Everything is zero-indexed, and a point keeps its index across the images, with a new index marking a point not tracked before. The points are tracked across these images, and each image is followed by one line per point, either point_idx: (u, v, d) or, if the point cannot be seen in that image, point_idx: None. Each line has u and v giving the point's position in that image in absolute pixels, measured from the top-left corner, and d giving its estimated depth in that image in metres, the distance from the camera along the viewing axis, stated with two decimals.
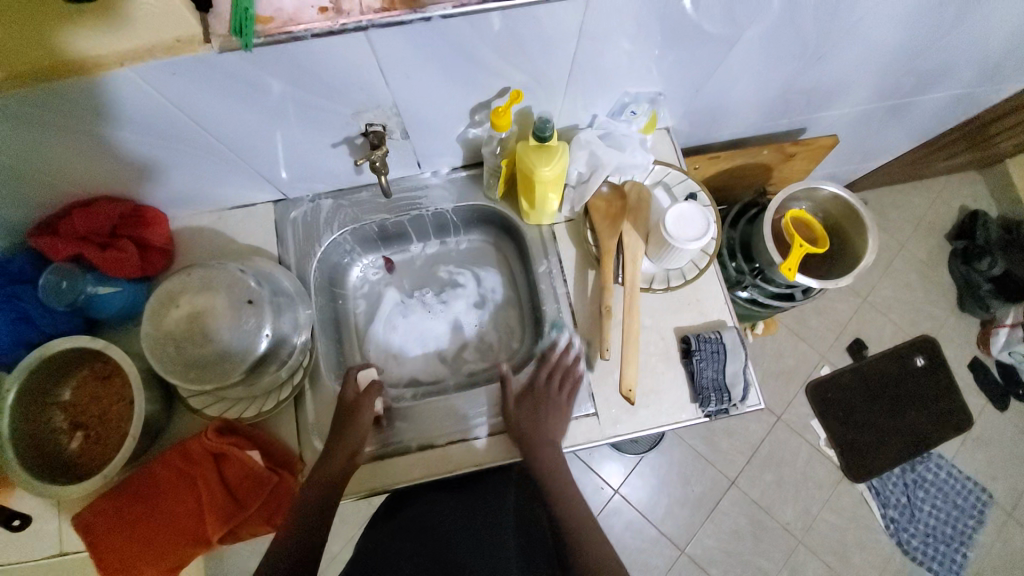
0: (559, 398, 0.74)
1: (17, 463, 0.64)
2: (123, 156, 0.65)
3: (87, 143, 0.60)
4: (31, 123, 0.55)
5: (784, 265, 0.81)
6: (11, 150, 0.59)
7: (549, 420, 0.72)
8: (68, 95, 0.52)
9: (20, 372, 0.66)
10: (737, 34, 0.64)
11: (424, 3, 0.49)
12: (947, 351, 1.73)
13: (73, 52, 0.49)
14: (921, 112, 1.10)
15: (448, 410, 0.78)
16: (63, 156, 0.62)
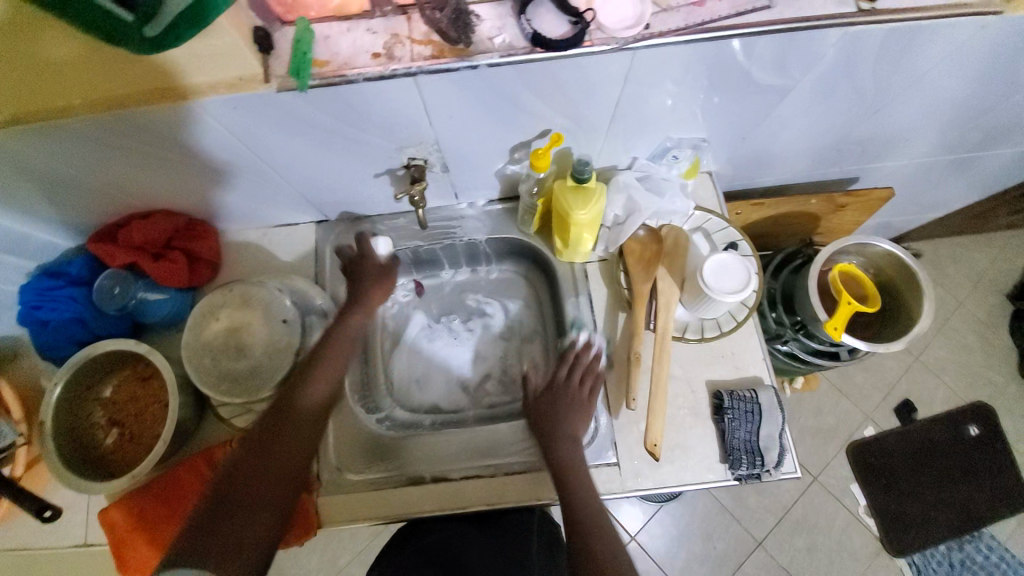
0: (580, 397, 0.69)
1: (54, 454, 0.67)
2: (188, 180, 0.70)
3: (150, 164, 0.65)
4: (102, 145, 0.60)
5: (829, 324, 0.77)
6: (83, 168, 0.64)
7: (571, 417, 0.68)
8: (137, 121, 0.56)
9: (65, 368, 0.70)
10: (789, 85, 0.63)
11: (473, 52, 0.50)
12: (1008, 421, 1.59)
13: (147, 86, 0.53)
14: (986, 167, 1.03)
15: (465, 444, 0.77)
16: (128, 174, 0.67)
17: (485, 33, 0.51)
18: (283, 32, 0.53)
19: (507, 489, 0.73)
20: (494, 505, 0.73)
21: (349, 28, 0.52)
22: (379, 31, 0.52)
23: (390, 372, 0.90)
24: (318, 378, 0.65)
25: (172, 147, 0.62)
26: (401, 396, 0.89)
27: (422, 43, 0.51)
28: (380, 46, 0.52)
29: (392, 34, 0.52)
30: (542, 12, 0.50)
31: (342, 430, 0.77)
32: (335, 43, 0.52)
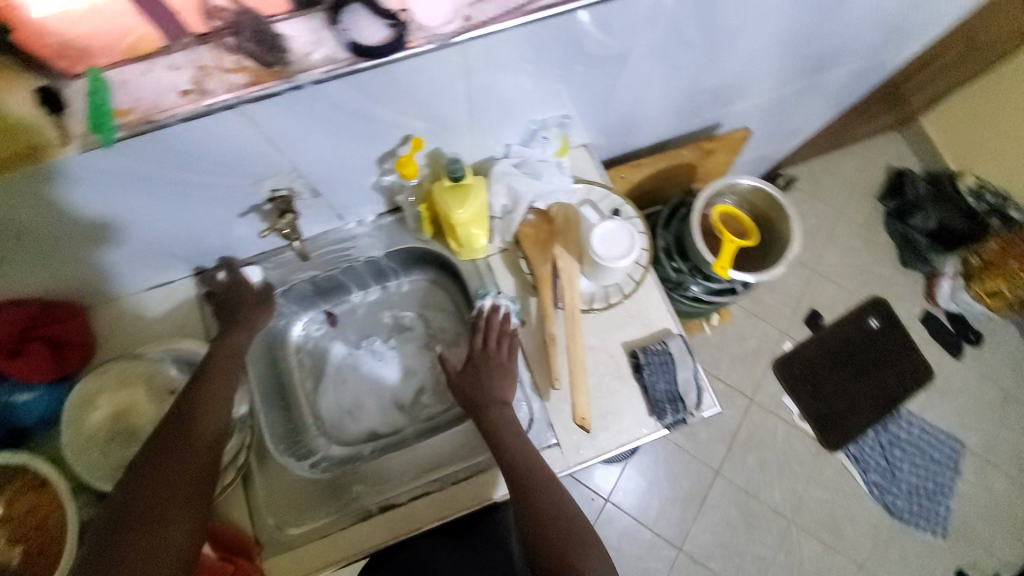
0: (501, 358, 0.73)
1: None
2: (26, 270, 0.64)
3: None
4: None
5: (717, 264, 0.83)
6: None
7: (496, 385, 0.71)
8: None
9: None
10: (625, 51, 0.65)
11: (292, 72, 0.48)
12: (899, 308, 1.80)
13: None
14: (828, 90, 1.15)
15: (408, 461, 0.76)
16: None
17: (300, 50, 0.49)
18: (72, 87, 0.47)
19: (460, 497, 0.72)
20: (448, 517, 0.72)
21: (149, 68, 0.48)
22: (184, 66, 0.48)
23: (318, 410, 0.85)
24: (211, 398, 0.63)
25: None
26: (334, 432, 0.85)
27: (234, 70, 0.48)
28: (189, 81, 0.48)
29: (200, 67, 0.48)
30: (356, 19, 0.49)
31: (273, 485, 0.72)
32: (137, 86, 0.48)
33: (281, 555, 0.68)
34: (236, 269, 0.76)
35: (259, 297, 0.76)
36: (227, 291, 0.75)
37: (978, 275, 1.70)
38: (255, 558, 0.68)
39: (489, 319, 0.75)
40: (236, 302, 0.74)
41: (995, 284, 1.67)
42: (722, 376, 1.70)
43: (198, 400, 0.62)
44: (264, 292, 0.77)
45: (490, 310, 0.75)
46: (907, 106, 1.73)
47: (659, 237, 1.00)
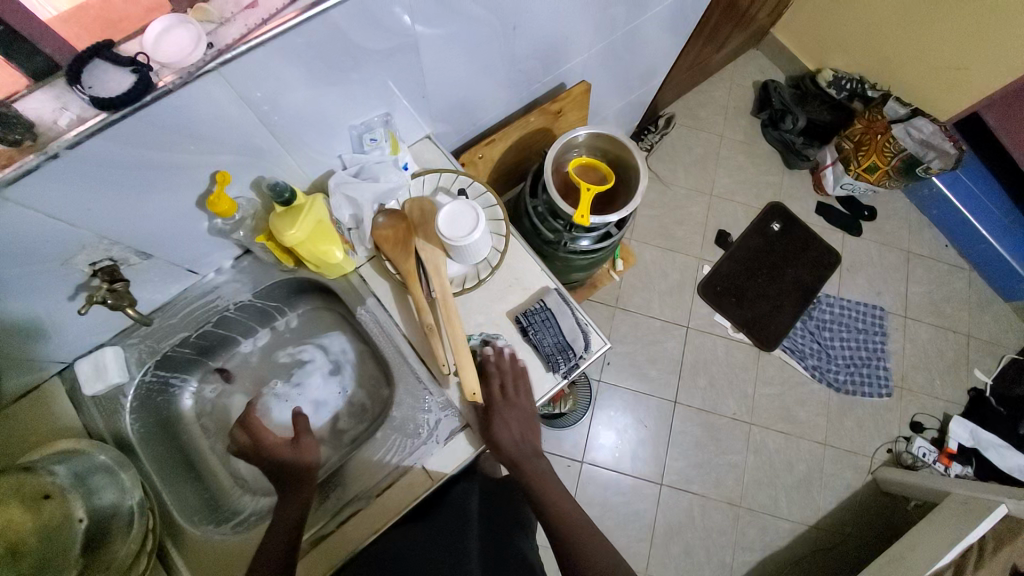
0: (519, 401, 0.75)
1: None
2: None
3: None
4: None
5: (578, 214, 0.88)
6: None
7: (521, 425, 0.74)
8: None
9: None
10: (413, 40, 0.67)
11: (43, 143, 0.47)
12: (795, 206, 1.93)
13: None
14: (657, 29, 1.21)
15: (362, 467, 0.78)
16: None
17: (49, 119, 0.47)
18: None
19: (388, 508, 0.73)
20: (377, 531, 0.72)
21: None
22: None
23: (235, 467, 0.84)
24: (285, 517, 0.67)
25: None
26: (257, 484, 0.84)
27: None
28: None
29: None
30: (94, 74, 0.47)
31: (194, 556, 0.71)
32: None
33: None
34: (252, 421, 0.74)
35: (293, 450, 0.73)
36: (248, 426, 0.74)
37: (854, 157, 1.76)
38: None
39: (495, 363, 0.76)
40: (261, 436, 0.73)
41: (872, 161, 1.73)
42: (656, 314, 1.76)
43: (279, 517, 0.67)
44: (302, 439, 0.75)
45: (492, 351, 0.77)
46: (752, 21, 1.84)
47: (531, 205, 1.03)
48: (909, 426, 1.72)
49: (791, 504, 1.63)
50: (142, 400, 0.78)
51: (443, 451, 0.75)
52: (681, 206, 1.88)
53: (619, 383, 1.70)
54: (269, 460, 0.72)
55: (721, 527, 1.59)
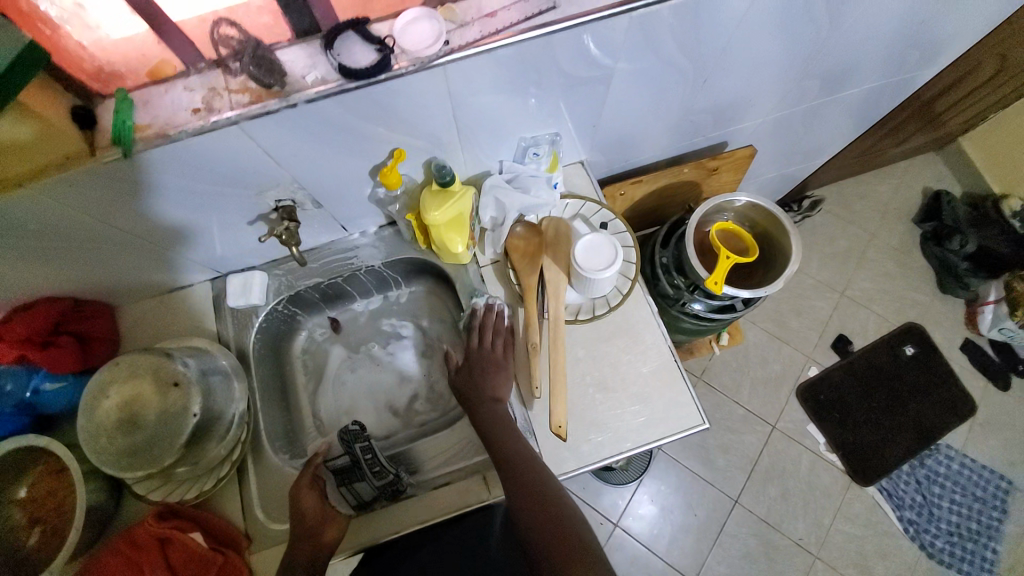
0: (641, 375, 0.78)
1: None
2: (81, 266, 0.72)
3: (37, 263, 0.68)
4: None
5: (710, 279, 0.83)
6: None
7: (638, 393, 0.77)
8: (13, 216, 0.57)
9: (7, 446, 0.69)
10: (608, 73, 0.68)
11: (288, 92, 0.53)
12: (937, 335, 1.69)
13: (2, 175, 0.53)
14: (843, 110, 1.12)
15: (460, 489, 0.74)
16: (26, 279, 0.70)
17: (298, 73, 0.54)
18: (104, 105, 0.54)
19: (410, 520, 0.71)
20: (426, 523, 0.71)
21: (167, 90, 0.54)
22: (197, 88, 0.54)
23: (317, 410, 0.91)
24: (303, 538, 0.67)
25: (63, 236, 0.64)
26: (330, 429, 0.90)
27: (239, 91, 0.54)
28: (200, 101, 0.54)
29: (210, 89, 0.54)
30: (345, 44, 0.54)
31: (265, 480, 0.76)
32: (155, 106, 0.54)
33: (267, 550, 0.72)
34: (300, 489, 0.72)
35: (320, 514, 0.69)
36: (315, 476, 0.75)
37: None
38: (242, 552, 0.71)
39: (633, 323, 0.80)
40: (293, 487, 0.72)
41: None
42: (741, 402, 1.63)
43: (298, 528, 0.68)
44: (311, 484, 0.74)
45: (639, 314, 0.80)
46: (945, 124, 1.65)
47: (659, 254, 0.99)
48: None
49: None
50: (266, 323, 0.86)
51: None
52: (802, 296, 1.73)
53: (679, 458, 1.58)
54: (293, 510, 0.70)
55: None
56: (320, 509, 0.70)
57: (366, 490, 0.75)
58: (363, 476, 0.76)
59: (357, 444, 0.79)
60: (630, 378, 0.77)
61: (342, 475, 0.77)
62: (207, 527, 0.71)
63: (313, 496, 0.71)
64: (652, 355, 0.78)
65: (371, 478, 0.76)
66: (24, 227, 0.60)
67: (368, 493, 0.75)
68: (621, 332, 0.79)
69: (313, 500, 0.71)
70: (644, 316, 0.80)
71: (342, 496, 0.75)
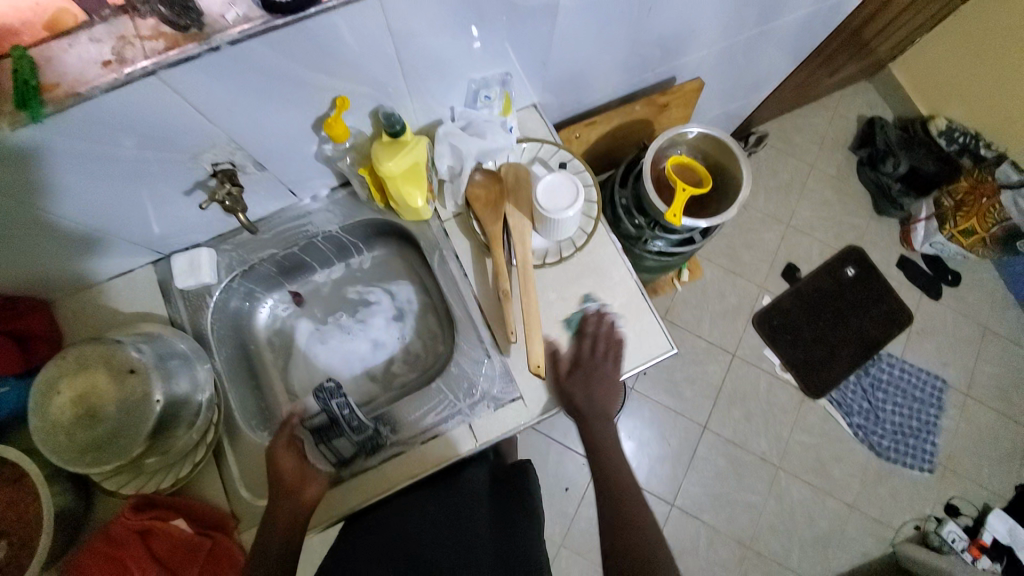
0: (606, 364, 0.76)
1: None
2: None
3: None
4: None
5: (669, 212, 0.84)
6: None
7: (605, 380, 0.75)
8: None
9: None
10: (555, 3, 0.65)
11: (209, 35, 0.48)
12: (875, 255, 1.81)
13: None
14: (783, 36, 1.13)
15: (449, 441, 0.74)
16: None
17: (217, 12, 0.49)
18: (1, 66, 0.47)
19: (388, 477, 0.73)
20: (417, 476, 0.73)
21: (70, 43, 0.48)
22: (104, 38, 0.48)
23: (290, 385, 0.89)
24: (283, 501, 0.68)
25: None
26: None
27: (153, 37, 0.48)
28: (109, 52, 0.48)
29: (120, 38, 0.48)
30: None
31: (246, 457, 0.75)
32: (61, 63, 0.48)
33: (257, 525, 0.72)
34: (278, 453, 0.71)
35: (299, 474, 0.70)
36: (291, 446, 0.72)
37: (951, 217, 1.66)
38: (232, 533, 0.70)
39: (600, 262, 0.81)
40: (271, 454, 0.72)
41: (970, 224, 1.62)
42: (704, 335, 1.71)
43: (278, 492, 0.68)
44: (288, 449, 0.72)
45: (607, 253, 0.81)
46: (875, 51, 1.70)
47: (618, 195, 1.00)
48: (943, 508, 1.62)
49: (803, 557, 1.57)
50: (221, 302, 0.82)
51: (490, 417, 0.75)
52: (754, 230, 1.80)
53: (650, 395, 1.66)
54: (273, 472, 0.70)
55: (725, 563, 1.54)
56: (302, 470, 0.70)
57: (346, 446, 0.73)
58: (342, 432, 0.73)
59: (333, 401, 0.71)
60: (601, 315, 0.79)
61: (320, 434, 0.74)
62: (190, 513, 0.70)
63: (291, 457, 0.71)
64: (620, 292, 0.80)
65: (350, 435, 0.73)
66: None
67: (347, 449, 0.73)
68: (589, 272, 0.81)
69: (291, 461, 0.70)
70: (610, 253, 0.81)
71: (323, 454, 0.73)
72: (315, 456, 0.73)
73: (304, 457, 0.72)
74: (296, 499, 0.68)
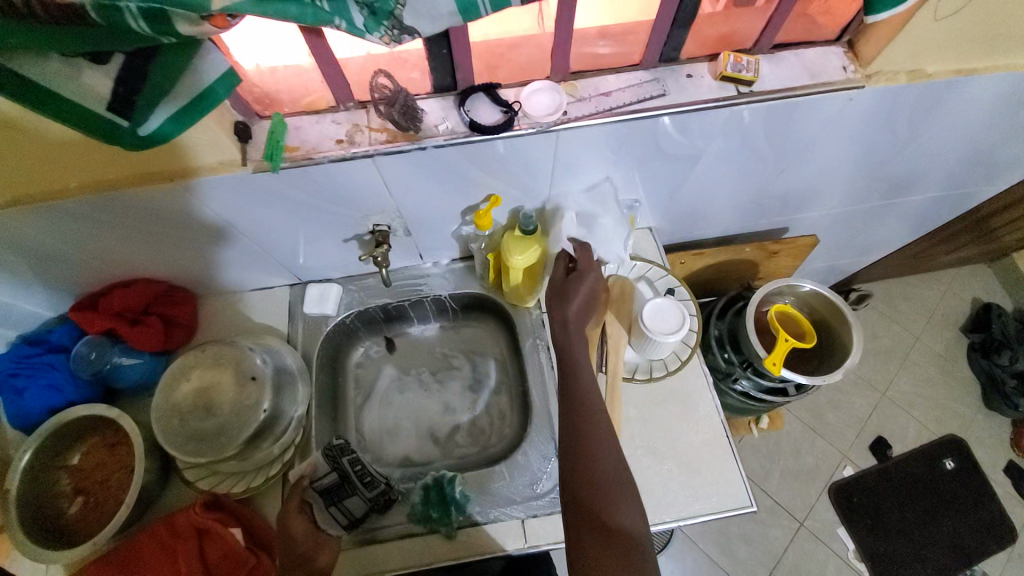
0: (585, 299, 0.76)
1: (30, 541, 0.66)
2: (182, 257, 0.79)
3: (152, 248, 0.75)
4: (124, 228, 0.69)
5: (768, 359, 0.84)
6: (97, 252, 0.73)
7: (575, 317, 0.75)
8: (151, 203, 0.65)
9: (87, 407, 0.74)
10: (696, 154, 0.74)
11: (422, 136, 0.60)
12: (981, 453, 1.61)
13: (157, 167, 0.62)
14: (905, 213, 1.14)
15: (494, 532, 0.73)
16: (136, 258, 0.77)
17: (431, 122, 0.61)
18: (260, 124, 0.62)
19: (429, 548, 0.73)
20: (460, 559, 0.72)
21: (317, 120, 0.61)
22: (343, 122, 0.61)
23: (361, 426, 0.93)
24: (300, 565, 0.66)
25: (174, 227, 0.71)
26: (373, 448, 0.91)
27: (379, 130, 0.61)
28: (343, 133, 0.61)
29: (354, 125, 0.61)
30: (477, 105, 0.61)
31: None
32: (305, 132, 0.61)
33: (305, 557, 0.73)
34: (286, 520, 0.68)
35: (312, 540, 0.68)
36: (303, 511, 0.69)
37: None
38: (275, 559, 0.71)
39: (688, 389, 0.81)
40: (285, 534, 0.67)
41: None
42: (769, 491, 1.56)
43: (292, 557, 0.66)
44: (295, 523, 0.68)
45: (697, 383, 0.81)
46: (1001, 239, 1.63)
47: (712, 326, 1.01)
48: None
49: None
50: (333, 333, 0.91)
51: (544, 519, 0.74)
52: (840, 391, 1.68)
53: (698, 540, 1.51)
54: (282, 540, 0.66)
55: None
56: (318, 534, 0.69)
57: (356, 502, 0.74)
58: (355, 490, 0.74)
59: (345, 458, 0.76)
60: (681, 443, 0.78)
61: (331, 494, 0.72)
62: (246, 524, 0.72)
63: (303, 521, 0.68)
64: (702, 426, 0.78)
65: (363, 491, 0.75)
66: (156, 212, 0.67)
67: (359, 507, 0.74)
68: (673, 398, 0.80)
69: (302, 524, 0.68)
70: (701, 386, 0.81)
71: (334, 516, 0.71)
72: (327, 519, 0.71)
73: (315, 520, 0.70)
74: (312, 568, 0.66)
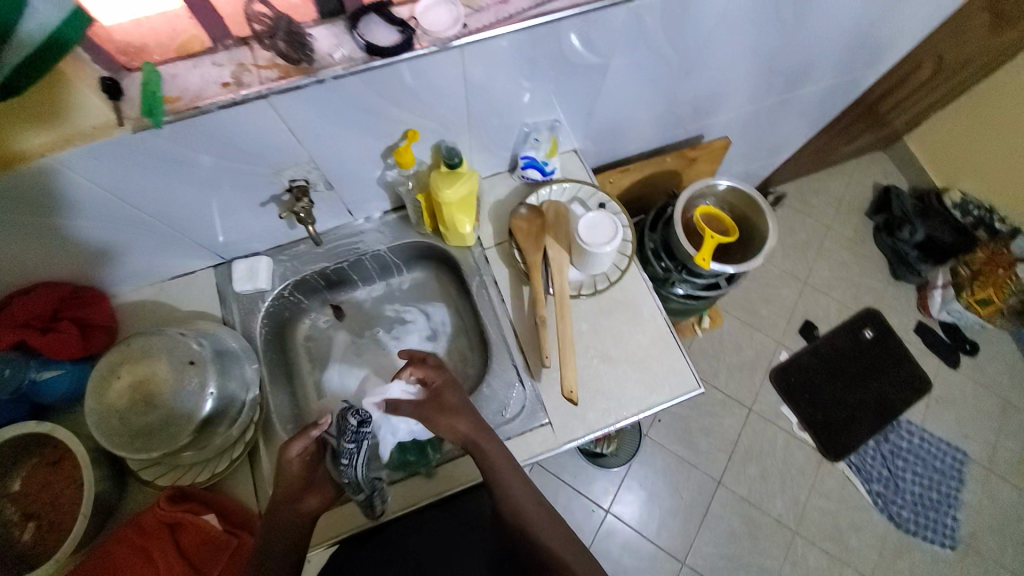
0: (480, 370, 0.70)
1: None
2: (80, 250, 0.71)
3: (41, 243, 0.67)
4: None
5: (699, 255, 0.89)
6: None
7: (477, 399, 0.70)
8: (25, 189, 0.57)
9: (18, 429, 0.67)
10: (605, 63, 0.74)
11: (316, 69, 0.57)
12: (892, 319, 1.82)
13: (19, 143, 0.53)
14: (803, 105, 1.22)
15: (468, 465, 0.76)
16: (25, 260, 0.68)
17: (324, 51, 0.57)
18: (130, 78, 0.56)
19: (410, 493, 0.74)
20: (442, 494, 0.75)
21: (194, 65, 0.56)
22: (225, 63, 0.56)
23: (322, 394, 0.91)
24: (296, 502, 0.64)
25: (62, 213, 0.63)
26: None
27: (269, 67, 0.57)
28: (229, 76, 0.56)
29: (238, 64, 0.57)
30: (370, 27, 0.58)
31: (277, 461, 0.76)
32: (184, 80, 0.56)
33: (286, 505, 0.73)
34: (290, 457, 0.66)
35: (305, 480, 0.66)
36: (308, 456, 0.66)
37: (968, 284, 1.69)
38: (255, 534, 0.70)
39: (630, 297, 0.85)
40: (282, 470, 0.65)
41: (987, 293, 1.65)
42: (719, 386, 1.71)
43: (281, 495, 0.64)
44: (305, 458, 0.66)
45: (640, 289, 0.85)
46: (892, 123, 1.78)
47: (647, 238, 1.05)
48: None
49: None
50: (274, 308, 0.87)
51: (518, 442, 0.76)
52: (770, 285, 1.84)
53: (663, 443, 1.64)
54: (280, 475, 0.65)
55: None
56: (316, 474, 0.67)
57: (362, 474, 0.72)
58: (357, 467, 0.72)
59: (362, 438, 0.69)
60: (630, 345, 0.82)
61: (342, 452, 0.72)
62: (219, 509, 0.71)
63: (302, 460, 0.66)
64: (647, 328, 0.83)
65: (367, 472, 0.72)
66: (37, 200, 0.59)
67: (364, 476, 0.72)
68: (618, 306, 0.84)
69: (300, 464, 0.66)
70: (643, 291, 0.85)
71: None
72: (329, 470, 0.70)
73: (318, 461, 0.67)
74: (299, 505, 0.64)
